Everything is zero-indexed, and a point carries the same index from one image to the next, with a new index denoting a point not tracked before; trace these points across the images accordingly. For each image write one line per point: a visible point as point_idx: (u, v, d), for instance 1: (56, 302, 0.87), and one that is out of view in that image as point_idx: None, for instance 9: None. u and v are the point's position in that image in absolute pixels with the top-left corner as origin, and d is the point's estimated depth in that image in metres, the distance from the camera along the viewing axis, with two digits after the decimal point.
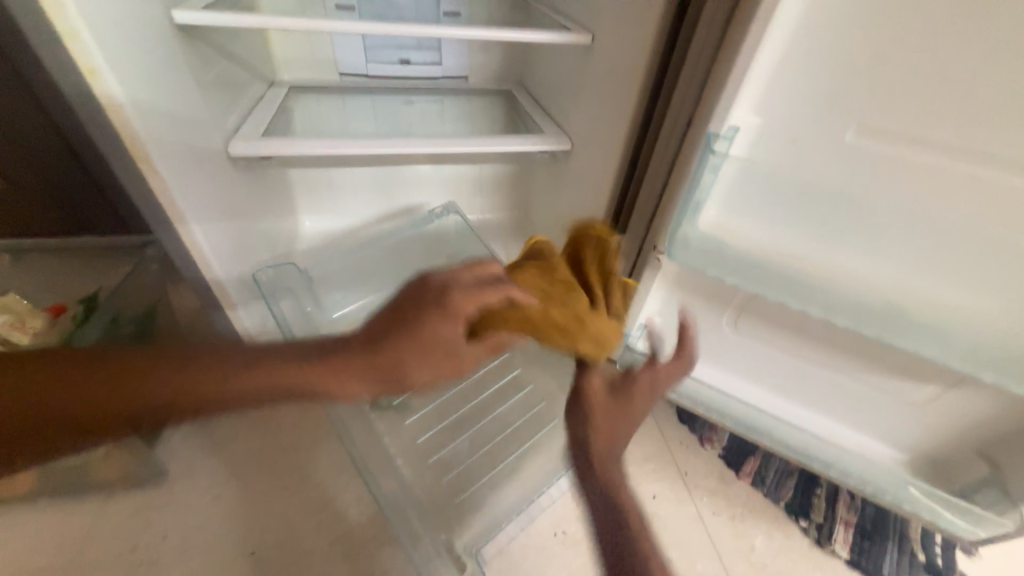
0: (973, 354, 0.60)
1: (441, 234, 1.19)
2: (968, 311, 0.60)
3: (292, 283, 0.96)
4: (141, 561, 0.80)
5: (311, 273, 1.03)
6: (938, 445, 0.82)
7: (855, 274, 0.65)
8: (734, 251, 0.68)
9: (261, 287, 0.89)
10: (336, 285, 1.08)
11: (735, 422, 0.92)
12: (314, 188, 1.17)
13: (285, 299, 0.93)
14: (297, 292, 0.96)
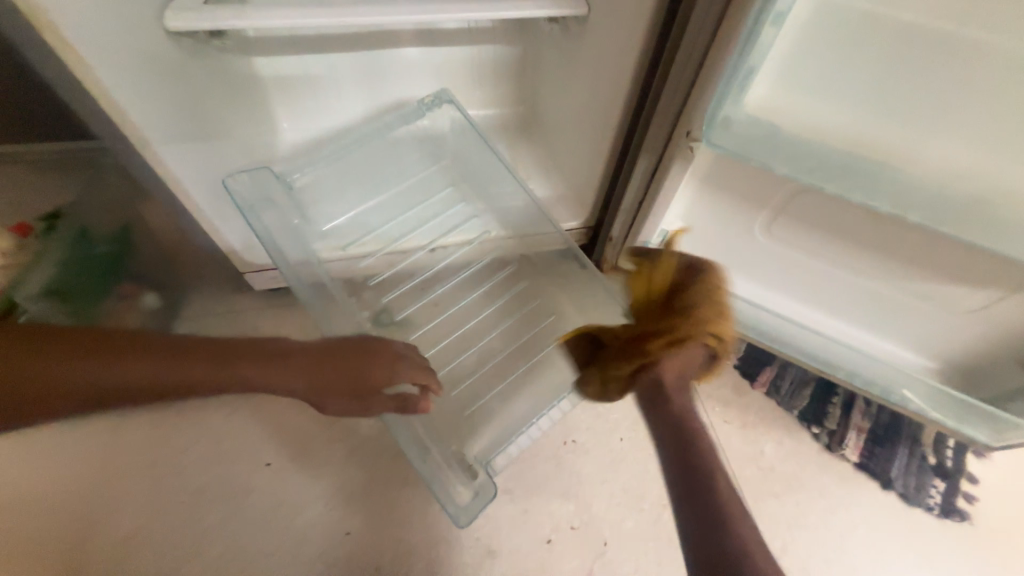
0: None
1: (437, 133, 1.03)
2: None
3: (273, 194, 0.86)
4: (160, 473, 0.79)
5: (291, 181, 0.90)
6: (973, 354, 0.77)
7: (932, 160, 0.53)
8: (786, 135, 0.57)
9: (233, 201, 0.77)
10: (323, 194, 0.96)
11: (758, 333, 0.86)
12: (285, 78, 0.91)
13: (267, 211, 0.83)
14: (280, 206, 0.88)
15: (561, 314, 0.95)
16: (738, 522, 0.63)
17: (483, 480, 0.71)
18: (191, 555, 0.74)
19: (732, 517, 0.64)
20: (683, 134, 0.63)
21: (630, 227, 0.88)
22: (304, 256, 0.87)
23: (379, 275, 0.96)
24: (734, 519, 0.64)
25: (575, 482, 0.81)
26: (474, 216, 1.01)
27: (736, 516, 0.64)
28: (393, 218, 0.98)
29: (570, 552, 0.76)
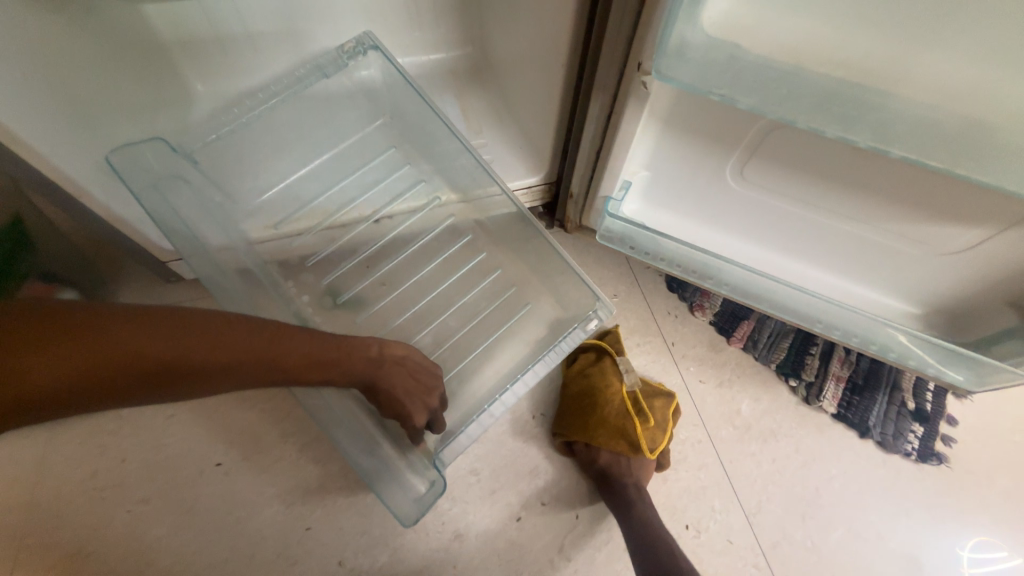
0: None
1: (371, 85, 0.91)
2: None
3: (183, 171, 0.77)
4: (102, 485, 0.75)
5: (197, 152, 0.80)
6: (959, 296, 0.71)
7: (926, 79, 0.45)
8: (750, 61, 0.47)
9: (123, 180, 0.67)
10: (244, 167, 0.86)
11: (730, 289, 0.80)
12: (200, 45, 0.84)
13: (176, 190, 0.75)
14: (195, 183, 0.79)
15: (522, 284, 0.89)
16: (682, 561, 0.63)
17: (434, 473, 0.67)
18: (144, 564, 0.71)
19: (674, 554, 0.63)
20: (635, 65, 0.55)
21: (589, 184, 0.82)
22: (227, 240, 0.79)
23: (319, 253, 0.88)
24: (678, 558, 0.63)
25: (543, 457, 0.78)
26: (422, 180, 0.92)
27: (677, 554, 0.64)
28: (329, 187, 0.89)
29: (540, 530, 0.74)
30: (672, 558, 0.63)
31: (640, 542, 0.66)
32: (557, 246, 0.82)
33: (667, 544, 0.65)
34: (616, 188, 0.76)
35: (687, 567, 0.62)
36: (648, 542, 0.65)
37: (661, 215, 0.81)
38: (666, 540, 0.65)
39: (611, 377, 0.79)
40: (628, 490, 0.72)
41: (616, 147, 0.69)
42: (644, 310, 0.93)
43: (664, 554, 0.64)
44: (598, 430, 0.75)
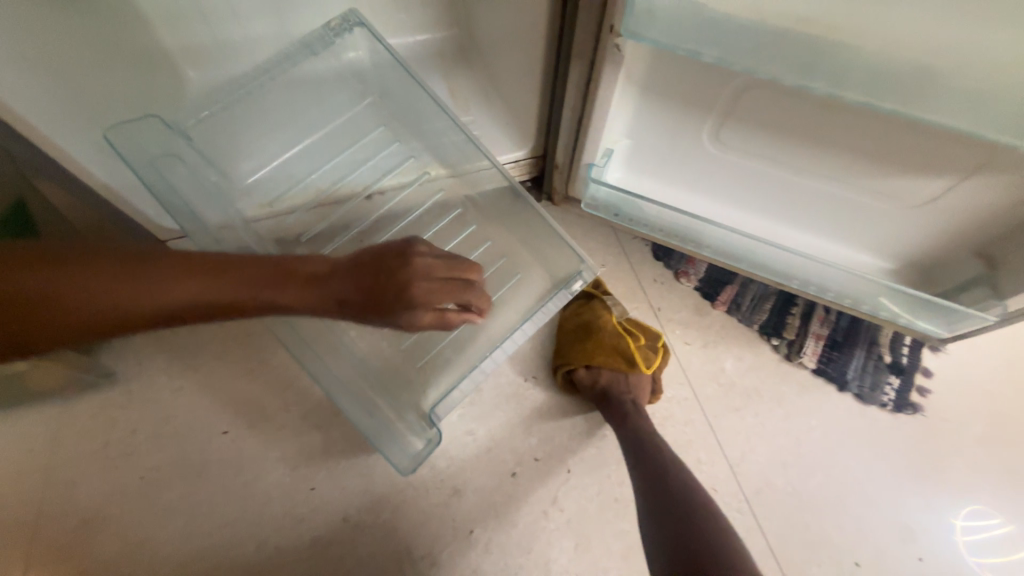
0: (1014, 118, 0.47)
1: (359, 65, 0.93)
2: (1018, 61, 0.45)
3: (178, 150, 0.79)
4: (114, 455, 0.78)
5: (191, 132, 0.82)
6: (929, 248, 0.74)
7: (882, 29, 0.47)
8: (716, 18, 0.50)
9: (124, 158, 0.70)
10: (238, 147, 0.88)
11: (710, 251, 0.84)
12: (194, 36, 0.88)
13: (173, 168, 0.78)
14: (189, 163, 0.81)
15: (512, 256, 0.92)
16: (673, 462, 0.69)
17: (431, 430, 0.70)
18: (158, 527, 0.75)
19: (666, 457, 0.69)
20: (609, 29, 0.57)
21: (573, 153, 0.84)
22: (225, 218, 0.82)
23: (313, 230, 0.90)
24: (670, 459, 0.69)
25: (535, 417, 0.82)
26: (411, 156, 0.94)
27: (669, 456, 0.70)
28: (321, 166, 0.91)
29: (534, 484, 0.77)
30: (663, 460, 0.69)
31: (634, 447, 0.72)
32: (544, 215, 0.85)
33: (659, 448, 0.71)
34: (598, 155, 0.78)
35: (678, 467, 0.68)
36: (642, 446, 0.71)
37: (644, 181, 0.84)
38: (658, 445, 0.71)
39: (604, 308, 0.85)
40: (625, 404, 0.77)
41: (596, 114, 0.71)
42: (631, 278, 0.96)
43: (656, 456, 0.69)
44: (597, 351, 0.80)
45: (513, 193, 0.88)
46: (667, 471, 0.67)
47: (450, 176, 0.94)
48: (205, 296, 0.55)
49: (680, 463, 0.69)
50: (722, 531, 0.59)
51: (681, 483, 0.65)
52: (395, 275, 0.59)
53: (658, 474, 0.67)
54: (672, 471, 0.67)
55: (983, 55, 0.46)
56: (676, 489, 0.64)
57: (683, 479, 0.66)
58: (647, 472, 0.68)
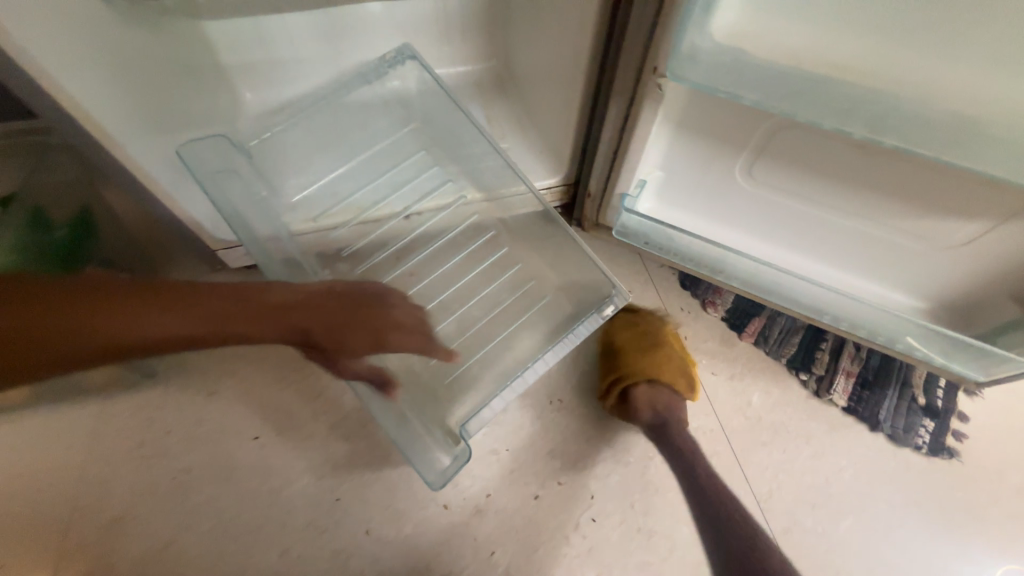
0: None
1: (404, 93, 0.98)
2: None
3: (236, 164, 0.85)
4: (147, 453, 0.80)
5: (249, 149, 0.88)
6: (963, 290, 0.74)
7: (916, 77, 0.49)
8: (757, 66, 0.53)
9: (193, 171, 0.76)
10: (286, 165, 0.93)
11: (742, 283, 0.85)
12: (256, 58, 0.94)
13: (228, 181, 0.82)
14: (245, 176, 0.87)
15: (541, 278, 0.94)
16: (739, 518, 0.65)
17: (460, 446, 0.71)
18: (186, 528, 0.76)
19: (728, 509, 0.66)
20: (652, 70, 0.60)
21: (607, 182, 0.86)
22: (271, 231, 0.86)
23: (351, 246, 0.95)
24: (733, 513, 0.65)
25: (560, 440, 0.82)
26: (448, 180, 0.99)
27: (731, 510, 0.66)
28: (364, 186, 0.96)
29: (556, 508, 0.77)
30: (726, 511, 0.66)
31: (694, 491, 0.69)
32: (575, 239, 0.87)
33: (720, 497, 0.67)
34: (632, 186, 0.81)
35: (743, 523, 0.64)
36: (703, 493, 0.68)
37: (675, 213, 0.86)
38: (718, 491, 0.68)
39: (631, 328, 0.87)
40: (671, 422, 0.76)
41: (633, 148, 0.74)
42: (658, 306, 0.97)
43: (718, 507, 0.66)
44: (626, 364, 0.81)
45: (546, 219, 0.91)
46: (731, 528, 0.64)
47: (484, 200, 0.98)
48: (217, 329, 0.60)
49: (747, 518, 0.65)
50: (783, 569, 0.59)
51: (747, 544, 0.62)
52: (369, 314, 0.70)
53: (722, 529, 0.64)
54: (735, 527, 0.64)
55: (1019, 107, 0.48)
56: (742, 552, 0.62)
57: (749, 539, 0.63)
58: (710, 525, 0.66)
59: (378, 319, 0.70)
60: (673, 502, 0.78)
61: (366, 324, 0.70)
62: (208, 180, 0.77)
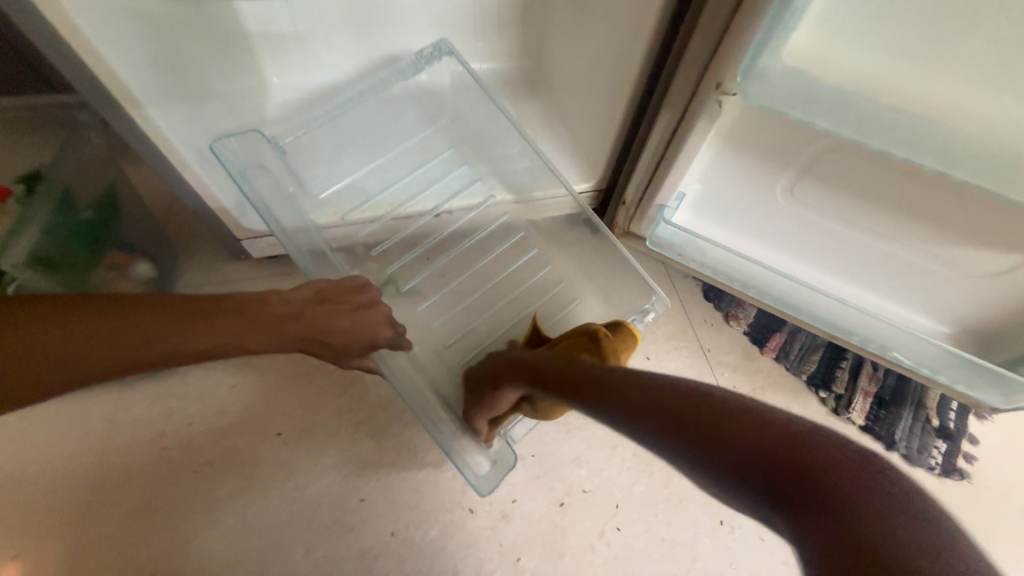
0: None
1: (435, 89, 0.96)
2: None
3: (265, 160, 0.80)
4: (168, 445, 0.79)
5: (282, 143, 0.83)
6: (992, 319, 0.76)
7: (980, 110, 0.51)
8: (826, 89, 0.54)
9: (225, 164, 0.71)
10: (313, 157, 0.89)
11: (773, 299, 0.86)
12: (277, 29, 0.83)
13: (262, 178, 0.77)
14: (274, 173, 0.82)
15: (570, 281, 0.94)
16: (882, 502, 0.27)
17: (498, 448, 0.69)
18: (207, 522, 0.75)
19: (836, 487, 0.28)
20: (714, 86, 0.60)
21: (644, 191, 0.86)
22: (301, 223, 0.82)
23: (382, 242, 0.94)
24: (855, 476, 0.28)
25: (585, 448, 0.82)
26: (479, 179, 0.97)
27: (838, 469, 0.28)
28: (393, 182, 0.94)
29: (581, 515, 0.77)
30: (837, 509, 0.27)
31: (702, 445, 0.31)
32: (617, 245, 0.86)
33: (823, 453, 0.29)
34: (671, 198, 0.81)
35: (909, 544, 0.26)
36: (725, 444, 0.31)
37: (709, 227, 0.87)
38: (784, 443, 0.29)
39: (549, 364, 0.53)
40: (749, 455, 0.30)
41: (677, 162, 0.74)
42: (682, 317, 0.98)
43: (810, 484, 0.28)
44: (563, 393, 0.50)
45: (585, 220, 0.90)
46: (846, 523, 0.27)
47: (516, 202, 0.97)
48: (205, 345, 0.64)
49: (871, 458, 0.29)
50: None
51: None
52: (357, 313, 0.71)
53: (845, 569, 0.26)
54: (865, 537, 0.26)
55: None
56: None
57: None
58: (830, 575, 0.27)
59: (371, 316, 0.72)
60: (695, 514, 0.79)
61: (362, 320, 0.72)
62: (238, 174, 0.72)
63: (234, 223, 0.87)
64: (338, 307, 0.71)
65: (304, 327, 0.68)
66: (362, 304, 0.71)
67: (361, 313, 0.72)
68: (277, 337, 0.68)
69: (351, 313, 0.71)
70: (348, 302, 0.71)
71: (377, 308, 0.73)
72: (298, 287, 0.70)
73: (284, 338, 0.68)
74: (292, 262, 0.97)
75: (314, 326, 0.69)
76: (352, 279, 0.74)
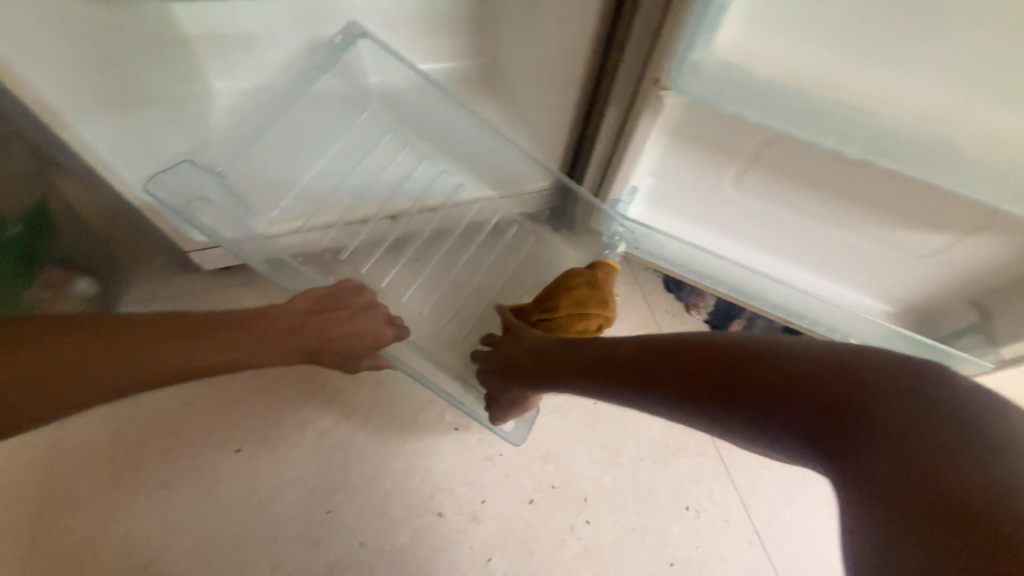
0: (1003, 184, 0.54)
1: (363, 83, 0.91)
2: (1007, 135, 0.52)
3: (203, 189, 0.75)
4: (119, 468, 0.76)
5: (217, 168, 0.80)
6: (932, 295, 0.80)
7: (903, 98, 0.53)
8: (756, 83, 0.56)
9: (166, 207, 0.67)
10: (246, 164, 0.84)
11: (727, 288, 0.90)
12: None
13: (205, 210, 0.75)
14: (216, 200, 0.78)
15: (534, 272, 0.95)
16: (927, 419, 0.31)
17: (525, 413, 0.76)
18: (165, 548, 0.73)
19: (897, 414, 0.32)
20: (653, 81, 0.60)
21: (600, 186, 0.87)
22: (243, 234, 0.79)
23: (349, 245, 0.92)
24: (913, 406, 0.32)
25: (554, 443, 0.82)
26: (443, 173, 0.95)
27: (895, 403, 0.32)
28: (340, 185, 0.90)
29: (551, 510, 0.78)
30: (878, 422, 0.32)
31: (752, 382, 0.38)
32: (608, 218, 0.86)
33: (869, 377, 0.34)
34: (624, 192, 0.82)
35: (977, 464, 0.29)
36: (761, 381, 0.38)
37: (663, 218, 0.89)
38: (822, 371, 0.35)
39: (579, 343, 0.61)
40: (795, 387, 0.36)
41: (627, 156, 0.75)
42: (645, 309, 1.00)
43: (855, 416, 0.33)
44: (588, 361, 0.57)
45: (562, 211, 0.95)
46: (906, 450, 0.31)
47: (502, 196, 0.94)
48: (212, 356, 0.61)
49: (947, 390, 0.32)
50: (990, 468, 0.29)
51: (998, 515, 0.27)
52: (357, 317, 0.71)
53: (892, 472, 0.31)
54: (913, 450, 0.31)
55: (987, 131, 0.53)
56: (955, 521, 0.28)
57: (975, 493, 0.28)
58: (885, 488, 0.31)
59: (371, 318, 0.71)
60: (663, 501, 0.80)
61: (363, 323, 0.72)
62: (173, 206, 0.68)
63: (178, 235, 0.83)
64: (338, 313, 0.71)
65: (307, 334, 0.68)
66: (360, 307, 0.71)
67: (362, 316, 0.72)
68: (283, 346, 0.67)
69: (352, 318, 0.71)
70: (347, 307, 0.71)
71: (376, 309, 0.72)
72: (299, 296, 0.69)
73: (291, 347, 0.67)
74: (246, 272, 0.94)
75: (321, 331, 0.69)
76: (345, 281, 0.73)
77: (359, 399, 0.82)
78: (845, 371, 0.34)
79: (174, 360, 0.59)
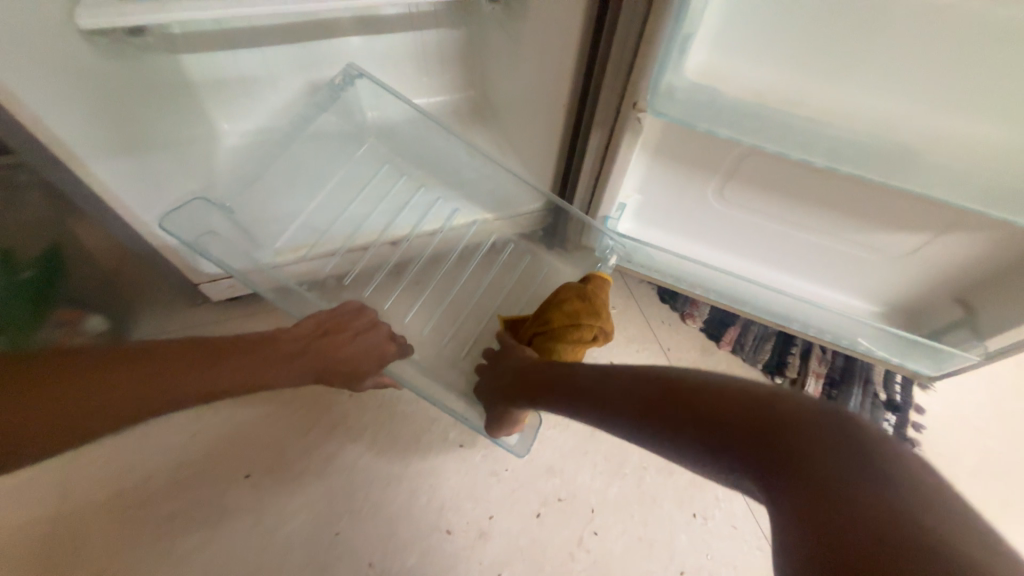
0: (964, 184, 0.58)
1: (360, 118, 0.97)
2: (961, 139, 0.56)
3: (214, 223, 0.77)
4: (129, 500, 0.76)
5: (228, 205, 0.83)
6: (914, 293, 0.83)
7: (861, 110, 0.58)
8: (725, 102, 0.60)
9: (181, 238, 0.69)
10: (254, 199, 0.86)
11: (718, 295, 0.93)
12: (220, 77, 0.85)
13: (215, 242, 0.75)
14: (225, 233, 0.79)
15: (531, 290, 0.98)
16: (837, 452, 0.32)
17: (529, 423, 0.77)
18: None
19: (810, 445, 0.32)
20: (631, 105, 0.64)
21: (590, 204, 0.91)
22: (251, 264, 0.80)
23: (352, 270, 0.95)
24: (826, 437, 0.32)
25: (558, 456, 0.83)
26: (439, 200, 0.99)
27: (812, 435, 0.33)
28: (341, 216, 0.94)
29: (559, 524, 0.79)
30: (791, 449, 0.33)
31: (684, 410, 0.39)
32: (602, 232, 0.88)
33: (789, 407, 0.34)
34: (613, 208, 0.86)
35: (879, 498, 0.29)
36: (699, 403, 0.38)
37: (652, 232, 0.92)
38: (745, 400, 0.36)
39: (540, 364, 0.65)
40: (715, 415, 0.37)
41: (613, 175, 0.79)
42: (641, 320, 1.02)
43: (783, 442, 0.33)
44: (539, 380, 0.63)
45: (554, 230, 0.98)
46: (816, 481, 0.31)
47: (498, 219, 0.99)
48: (222, 381, 0.63)
49: (867, 428, 0.33)
50: (893, 504, 0.29)
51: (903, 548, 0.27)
52: (360, 335, 0.75)
53: (803, 500, 0.31)
54: (821, 481, 0.31)
55: (943, 137, 0.57)
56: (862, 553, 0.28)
57: (878, 526, 0.28)
58: (795, 515, 0.31)
59: (374, 335, 0.75)
60: (669, 510, 0.81)
61: (365, 342, 0.76)
62: (188, 237, 0.70)
63: (186, 269, 0.86)
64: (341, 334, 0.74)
65: (314, 355, 0.71)
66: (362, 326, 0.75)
67: (364, 335, 0.76)
68: (294, 368, 0.70)
69: (355, 337, 0.75)
70: (349, 327, 0.75)
71: (376, 327, 0.77)
72: (302, 321, 0.73)
73: (300, 370, 0.70)
74: (252, 302, 0.96)
75: (327, 351, 0.72)
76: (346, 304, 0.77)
77: (365, 419, 0.84)
78: (766, 402, 0.35)
79: (186, 385, 0.61)
